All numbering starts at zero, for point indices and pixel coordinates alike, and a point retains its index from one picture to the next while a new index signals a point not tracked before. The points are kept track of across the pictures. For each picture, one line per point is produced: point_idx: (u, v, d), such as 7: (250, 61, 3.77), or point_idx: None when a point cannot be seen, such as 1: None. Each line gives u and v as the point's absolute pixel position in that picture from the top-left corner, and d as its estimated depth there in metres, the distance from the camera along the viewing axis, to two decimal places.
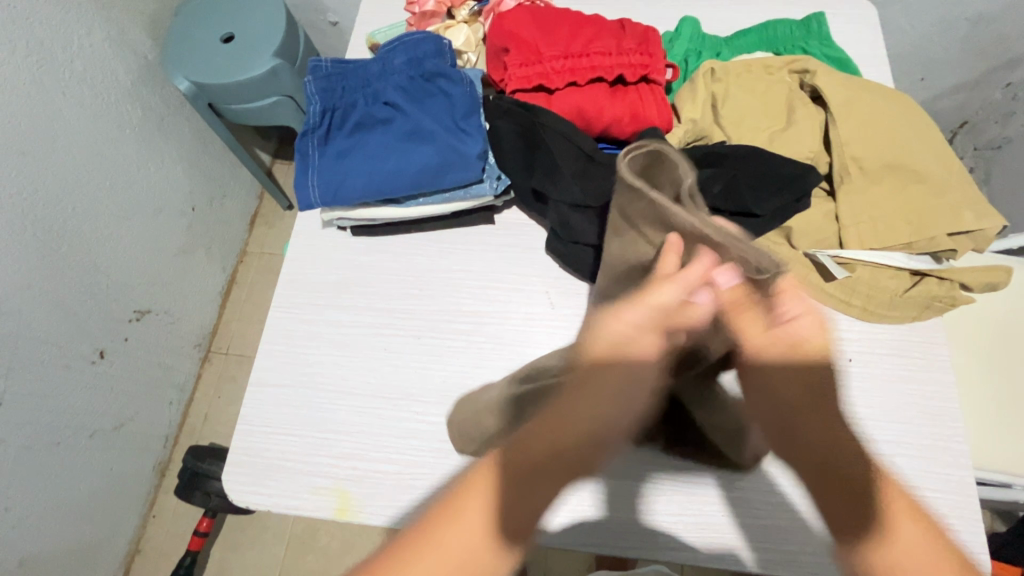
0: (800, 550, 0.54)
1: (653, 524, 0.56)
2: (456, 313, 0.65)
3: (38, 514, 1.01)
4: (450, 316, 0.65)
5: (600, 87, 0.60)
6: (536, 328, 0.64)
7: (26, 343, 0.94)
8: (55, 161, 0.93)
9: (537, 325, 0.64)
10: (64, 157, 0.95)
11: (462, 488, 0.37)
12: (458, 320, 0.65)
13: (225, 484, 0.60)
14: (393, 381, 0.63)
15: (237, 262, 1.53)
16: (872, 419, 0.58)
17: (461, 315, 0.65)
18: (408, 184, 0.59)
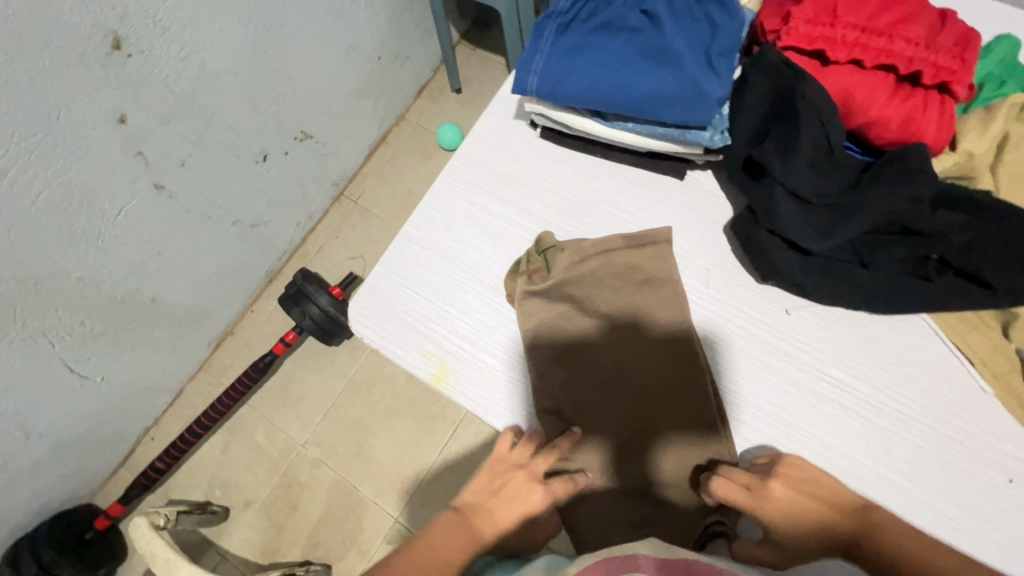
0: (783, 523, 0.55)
1: (659, 487, 0.57)
2: (584, 217, 0.67)
3: (179, 267, 1.17)
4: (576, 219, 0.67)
5: (886, 77, 0.51)
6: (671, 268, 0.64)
7: (217, 121, 1.06)
8: None
9: (686, 276, 0.63)
10: None
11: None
12: (584, 222, 0.67)
13: (350, 309, 0.65)
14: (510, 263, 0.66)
15: (393, 124, 1.59)
16: (997, 539, 0.52)
17: (589, 221, 0.67)
18: (626, 103, 0.55)
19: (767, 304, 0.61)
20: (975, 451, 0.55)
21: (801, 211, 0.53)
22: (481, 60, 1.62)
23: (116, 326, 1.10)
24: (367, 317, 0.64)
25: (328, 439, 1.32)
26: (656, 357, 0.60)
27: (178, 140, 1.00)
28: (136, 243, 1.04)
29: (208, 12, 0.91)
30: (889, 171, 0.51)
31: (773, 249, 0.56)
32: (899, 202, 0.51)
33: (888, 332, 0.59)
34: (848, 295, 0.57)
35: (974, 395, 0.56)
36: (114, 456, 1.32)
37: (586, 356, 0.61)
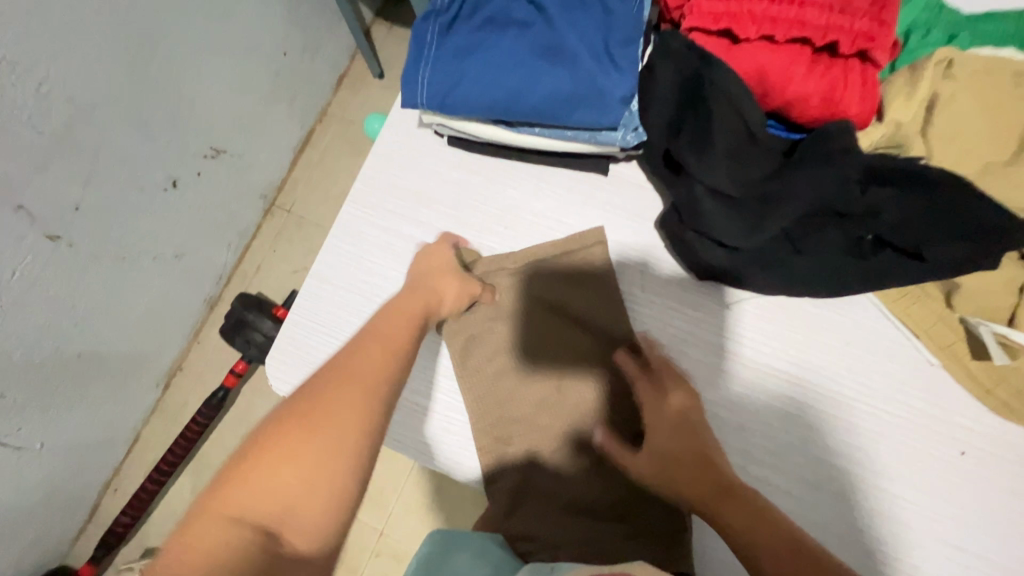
0: None
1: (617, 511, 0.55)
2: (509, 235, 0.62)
3: (101, 316, 1.08)
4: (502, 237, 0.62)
5: (801, 50, 0.47)
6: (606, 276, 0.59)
7: (106, 153, 0.95)
8: None
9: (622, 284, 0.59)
10: None
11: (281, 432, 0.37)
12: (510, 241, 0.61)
13: (267, 368, 0.60)
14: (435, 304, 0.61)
15: (316, 122, 1.48)
16: (955, 514, 0.52)
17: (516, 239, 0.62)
18: (527, 111, 0.50)
19: (706, 302, 0.58)
20: (926, 428, 0.53)
21: (726, 208, 0.49)
22: (400, 39, 1.50)
23: (43, 390, 1.02)
24: (288, 373, 0.59)
25: None
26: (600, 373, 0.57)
27: (63, 184, 0.90)
28: (43, 301, 0.95)
29: (63, 35, 0.80)
30: (813, 155, 0.47)
31: (703, 247, 0.53)
32: (825, 187, 0.48)
33: (833, 315, 0.57)
34: (786, 285, 0.54)
35: (922, 369, 0.54)
36: (76, 516, 1.26)
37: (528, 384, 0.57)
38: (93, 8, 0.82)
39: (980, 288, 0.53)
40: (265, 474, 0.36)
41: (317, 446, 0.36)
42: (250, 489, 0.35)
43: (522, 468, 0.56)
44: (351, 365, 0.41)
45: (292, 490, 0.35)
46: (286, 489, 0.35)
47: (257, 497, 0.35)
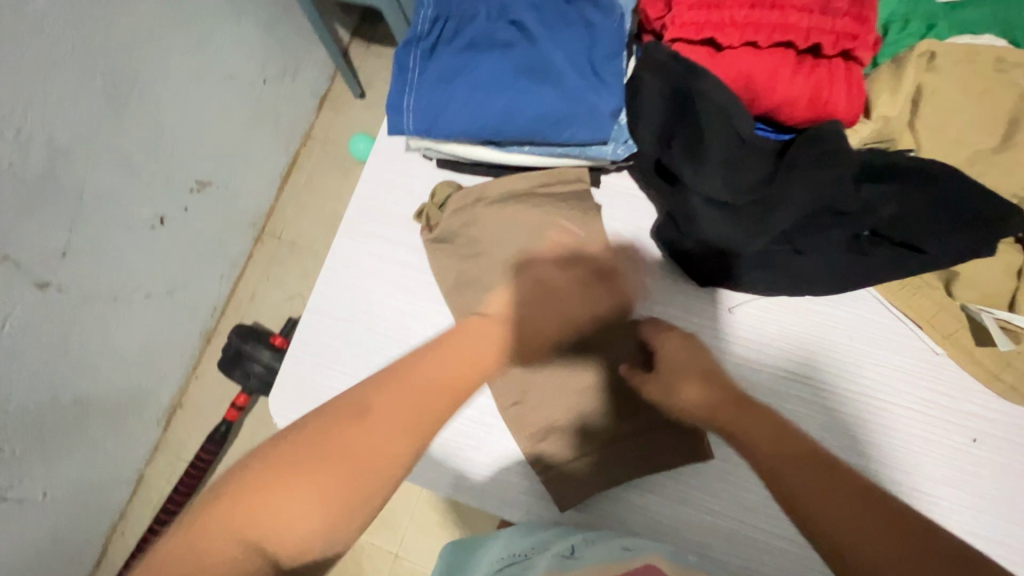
0: (766, 534, 0.53)
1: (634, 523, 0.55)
2: None
3: (96, 360, 1.06)
4: None
5: (786, 53, 0.47)
6: None
7: (90, 196, 0.94)
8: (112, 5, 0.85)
9: None
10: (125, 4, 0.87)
11: (321, 438, 0.33)
12: None
13: (271, 406, 0.59)
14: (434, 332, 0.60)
15: (300, 145, 1.47)
16: (966, 502, 0.51)
17: None
18: (517, 132, 0.49)
19: (709, 307, 0.58)
20: (938, 418, 0.53)
21: (722, 215, 0.49)
22: (379, 56, 1.49)
23: (42, 441, 1.00)
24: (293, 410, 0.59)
25: None
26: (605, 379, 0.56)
27: (49, 230, 0.89)
28: (35, 350, 0.93)
29: (42, 85, 0.80)
30: (806, 158, 0.47)
31: (701, 254, 0.53)
32: (819, 189, 0.48)
33: (836, 311, 0.57)
34: (787, 286, 0.53)
35: (927, 359, 0.55)
36: (86, 562, 1.24)
37: (535, 400, 0.57)
38: (68, 54, 0.82)
39: (976, 274, 0.53)
40: (289, 481, 0.32)
41: (350, 475, 0.33)
42: (281, 513, 0.31)
43: (535, 486, 0.56)
44: (407, 376, 0.37)
45: (310, 510, 0.32)
46: (309, 511, 0.32)
47: (284, 521, 0.31)
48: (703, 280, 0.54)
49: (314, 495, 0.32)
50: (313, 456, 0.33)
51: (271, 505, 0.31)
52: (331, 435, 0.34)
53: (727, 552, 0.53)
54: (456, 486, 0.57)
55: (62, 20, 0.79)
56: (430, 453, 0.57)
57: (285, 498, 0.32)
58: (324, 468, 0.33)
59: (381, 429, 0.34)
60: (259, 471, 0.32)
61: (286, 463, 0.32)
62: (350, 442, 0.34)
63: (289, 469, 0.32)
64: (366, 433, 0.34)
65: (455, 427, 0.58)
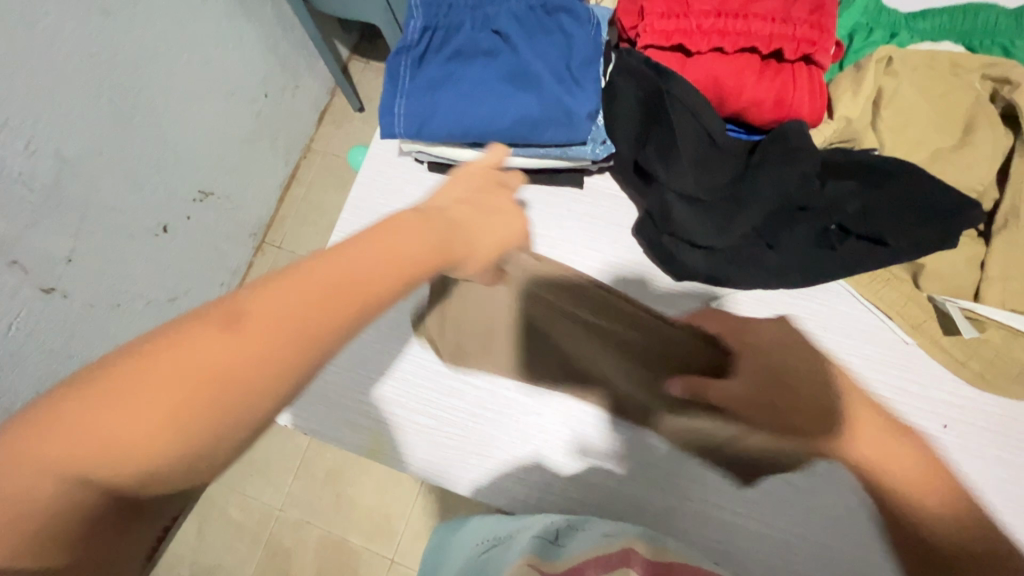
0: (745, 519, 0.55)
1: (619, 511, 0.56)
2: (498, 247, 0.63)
3: None
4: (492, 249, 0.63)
5: (750, 58, 0.50)
6: (590, 282, 0.61)
7: (96, 204, 0.96)
8: (121, 22, 0.89)
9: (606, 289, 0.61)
10: (134, 21, 0.92)
11: (159, 352, 0.26)
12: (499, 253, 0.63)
13: None
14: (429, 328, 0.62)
15: (300, 158, 1.51)
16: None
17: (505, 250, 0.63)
18: (501, 134, 0.52)
19: (688, 302, 0.60)
20: (909, 405, 0.55)
21: (696, 210, 0.52)
22: (377, 72, 1.54)
23: None
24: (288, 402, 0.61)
25: (305, 498, 1.27)
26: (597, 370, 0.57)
27: (56, 237, 0.91)
28: (38, 355, 0.95)
29: (53, 96, 0.83)
30: (773, 155, 0.50)
31: (677, 250, 0.55)
32: (786, 184, 0.50)
33: (810, 303, 0.59)
34: (761, 279, 0.56)
35: (896, 348, 0.57)
36: None
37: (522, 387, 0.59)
38: (78, 68, 0.85)
39: (941, 266, 0.56)
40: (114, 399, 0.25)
41: (183, 399, 0.26)
42: (94, 430, 0.25)
43: (524, 476, 0.58)
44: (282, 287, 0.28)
45: (150, 438, 0.25)
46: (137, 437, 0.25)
47: (104, 442, 0.25)
48: (681, 275, 0.56)
49: (139, 420, 0.25)
50: (144, 371, 0.26)
51: (90, 418, 0.25)
52: (170, 347, 0.26)
53: (708, 536, 0.55)
54: (453, 476, 0.58)
55: (74, 35, 0.83)
56: (427, 443, 0.59)
57: (105, 417, 0.25)
58: (152, 390, 0.25)
59: (240, 346, 0.27)
60: (99, 381, 0.26)
61: (106, 384, 0.26)
62: (185, 361, 0.26)
63: (113, 383, 0.26)
64: (216, 350, 0.26)
65: (455, 419, 0.59)
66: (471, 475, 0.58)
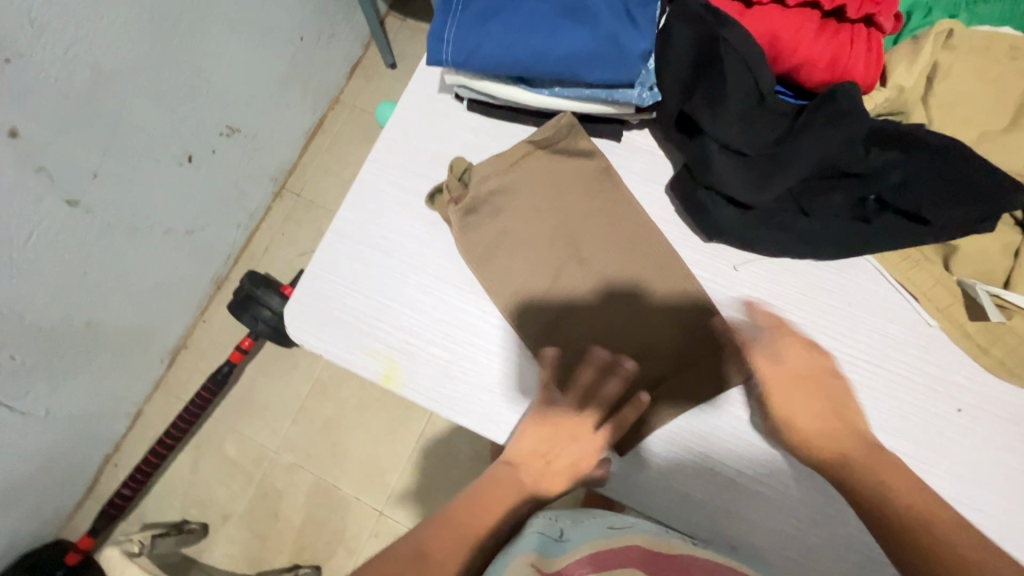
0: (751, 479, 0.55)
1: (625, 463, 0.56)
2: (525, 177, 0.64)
3: (111, 286, 1.08)
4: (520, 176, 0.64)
5: (810, 15, 0.49)
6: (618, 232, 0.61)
7: (126, 122, 0.96)
8: None
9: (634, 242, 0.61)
10: None
11: None
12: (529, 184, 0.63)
13: (287, 316, 0.61)
14: (448, 260, 0.62)
15: (328, 109, 1.50)
16: None
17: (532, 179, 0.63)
18: (549, 68, 0.52)
19: (715, 264, 0.60)
20: (925, 387, 0.55)
21: (737, 165, 0.51)
22: (413, 30, 1.53)
23: (52, 357, 1.02)
24: (308, 323, 0.61)
25: (301, 442, 1.28)
26: (621, 345, 0.58)
27: (83, 149, 0.91)
28: (56, 266, 0.96)
29: (98, 6, 0.83)
30: (821, 116, 0.50)
31: (713, 205, 0.55)
32: (832, 146, 0.50)
33: (837, 278, 0.58)
34: (792, 245, 0.56)
35: (920, 330, 0.57)
36: (76, 489, 1.25)
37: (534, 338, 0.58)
38: None
39: (975, 251, 0.55)
40: None
41: None
42: None
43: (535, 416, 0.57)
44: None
45: None
46: None
47: None
48: (713, 234, 0.56)
49: None
50: None
51: None
52: None
53: (711, 495, 0.55)
54: (460, 411, 0.58)
55: None
56: (437, 373, 0.59)
57: None
58: None
59: None
60: None
61: None
62: None
63: None
64: None
65: (466, 353, 0.60)
66: (479, 411, 0.58)
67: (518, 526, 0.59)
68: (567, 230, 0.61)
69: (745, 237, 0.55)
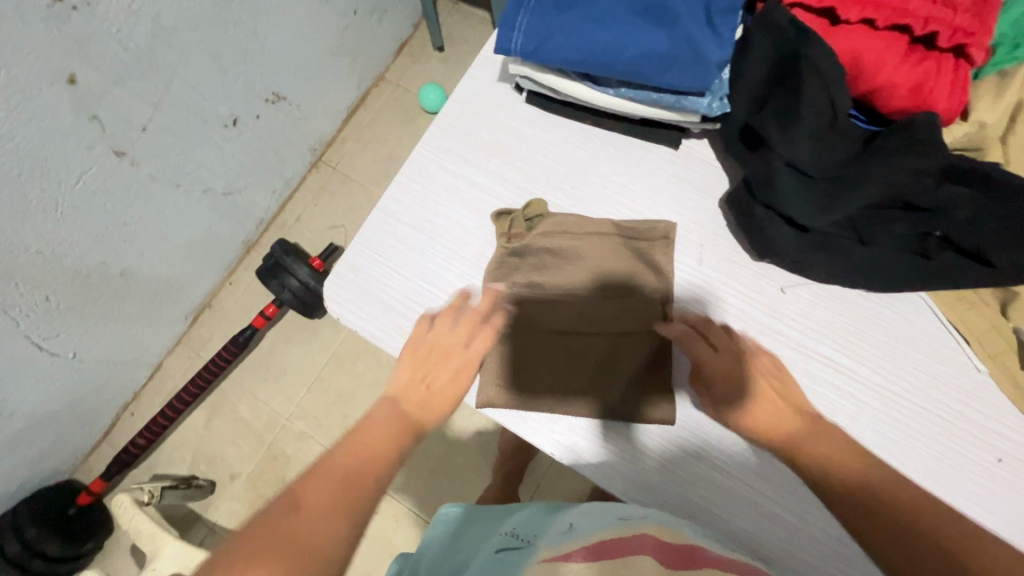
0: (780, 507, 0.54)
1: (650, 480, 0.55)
2: (575, 177, 0.63)
3: (147, 239, 1.10)
4: (571, 174, 0.63)
5: (898, 38, 0.48)
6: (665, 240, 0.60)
7: (178, 79, 0.97)
8: None
9: (682, 252, 0.60)
10: None
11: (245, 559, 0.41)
12: (577, 183, 0.63)
13: (326, 289, 0.62)
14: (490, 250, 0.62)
15: (371, 85, 1.50)
16: None
17: (580, 180, 0.63)
18: (620, 65, 0.51)
19: (761, 283, 0.59)
20: (967, 433, 0.54)
21: (800, 185, 0.50)
22: (465, 14, 1.52)
23: (84, 302, 1.04)
24: (345, 300, 0.61)
25: (314, 411, 1.29)
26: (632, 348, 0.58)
27: (136, 101, 0.92)
28: (97, 214, 0.97)
29: None
30: (896, 143, 0.48)
31: (769, 224, 0.54)
32: (903, 175, 0.49)
33: (885, 311, 0.57)
34: (843, 272, 0.54)
35: (968, 374, 0.55)
36: (93, 432, 1.28)
37: (561, 340, 0.58)
38: None
39: None
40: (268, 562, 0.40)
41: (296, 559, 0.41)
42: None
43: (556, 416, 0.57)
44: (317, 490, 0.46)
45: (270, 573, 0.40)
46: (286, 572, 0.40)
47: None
48: (764, 251, 0.55)
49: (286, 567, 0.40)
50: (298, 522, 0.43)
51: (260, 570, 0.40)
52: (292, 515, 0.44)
53: (732, 510, 0.54)
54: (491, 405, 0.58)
55: None
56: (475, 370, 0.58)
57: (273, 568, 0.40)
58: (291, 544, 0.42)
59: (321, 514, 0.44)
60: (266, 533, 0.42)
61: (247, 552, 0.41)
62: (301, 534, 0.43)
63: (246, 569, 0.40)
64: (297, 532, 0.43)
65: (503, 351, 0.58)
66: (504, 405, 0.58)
67: (529, 518, 0.61)
68: (606, 251, 0.60)
69: (796, 257, 0.54)
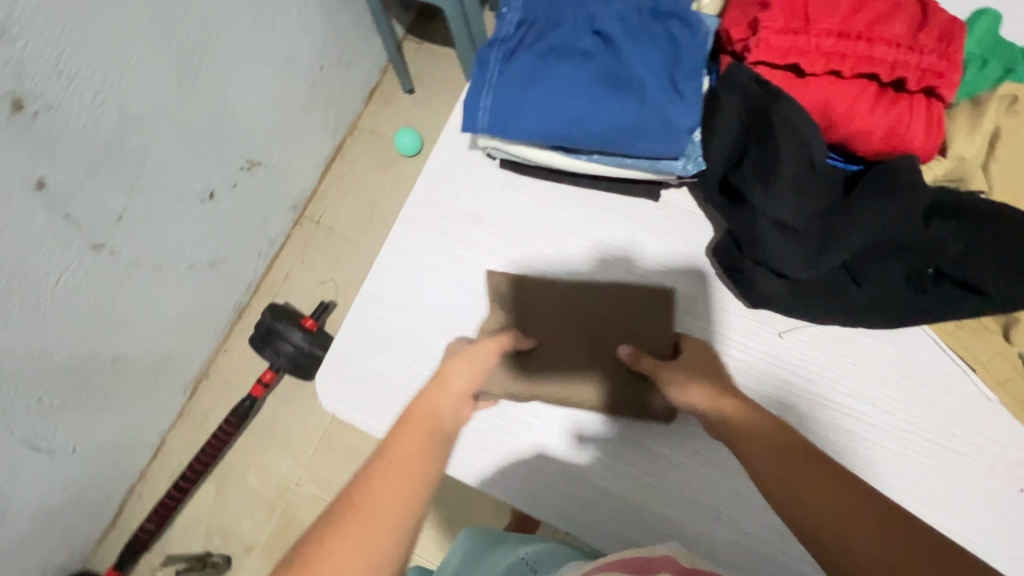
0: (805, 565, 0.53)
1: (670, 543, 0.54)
2: (559, 239, 0.62)
3: (135, 323, 1.08)
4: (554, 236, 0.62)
5: (866, 85, 0.47)
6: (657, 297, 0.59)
7: (150, 163, 0.96)
8: None
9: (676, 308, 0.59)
10: None
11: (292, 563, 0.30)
12: (562, 245, 0.62)
13: (319, 385, 0.60)
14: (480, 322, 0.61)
15: (346, 134, 1.50)
16: None
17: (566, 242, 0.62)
18: (592, 137, 0.50)
19: (759, 329, 0.58)
20: (986, 465, 0.53)
21: (787, 239, 0.49)
22: (431, 54, 1.52)
23: (77, 397, 1.02)
24: (340, 393, 0.60)
25: (323, 472, 1.27)
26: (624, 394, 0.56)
27: (110, 192, 0.91)
28: (81, 308, 0.95)
29: (123, 52, 0.82)
30: (879, 187, 0.47)
31: (760, 278, 0.53)
32: (890, 218, 0.47)
33: (888, 346, 0.56)
34: (842, 316, 0.53)
35: (979, 403, 0.54)
36: (101, 521, 1.26)
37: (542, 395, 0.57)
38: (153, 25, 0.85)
39: None
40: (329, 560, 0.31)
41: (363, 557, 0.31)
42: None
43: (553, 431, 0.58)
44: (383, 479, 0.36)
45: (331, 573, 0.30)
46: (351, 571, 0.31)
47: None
48: (757, 300, 0.54)
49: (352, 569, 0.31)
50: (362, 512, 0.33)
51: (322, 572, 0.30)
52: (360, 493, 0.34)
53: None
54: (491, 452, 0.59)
55: None
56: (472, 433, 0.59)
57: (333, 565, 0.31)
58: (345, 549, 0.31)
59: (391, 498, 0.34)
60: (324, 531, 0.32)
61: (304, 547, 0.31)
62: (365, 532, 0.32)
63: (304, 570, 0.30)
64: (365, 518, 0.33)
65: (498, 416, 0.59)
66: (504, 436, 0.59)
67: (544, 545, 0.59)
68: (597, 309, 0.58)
69: (791, 305, 0.53)
